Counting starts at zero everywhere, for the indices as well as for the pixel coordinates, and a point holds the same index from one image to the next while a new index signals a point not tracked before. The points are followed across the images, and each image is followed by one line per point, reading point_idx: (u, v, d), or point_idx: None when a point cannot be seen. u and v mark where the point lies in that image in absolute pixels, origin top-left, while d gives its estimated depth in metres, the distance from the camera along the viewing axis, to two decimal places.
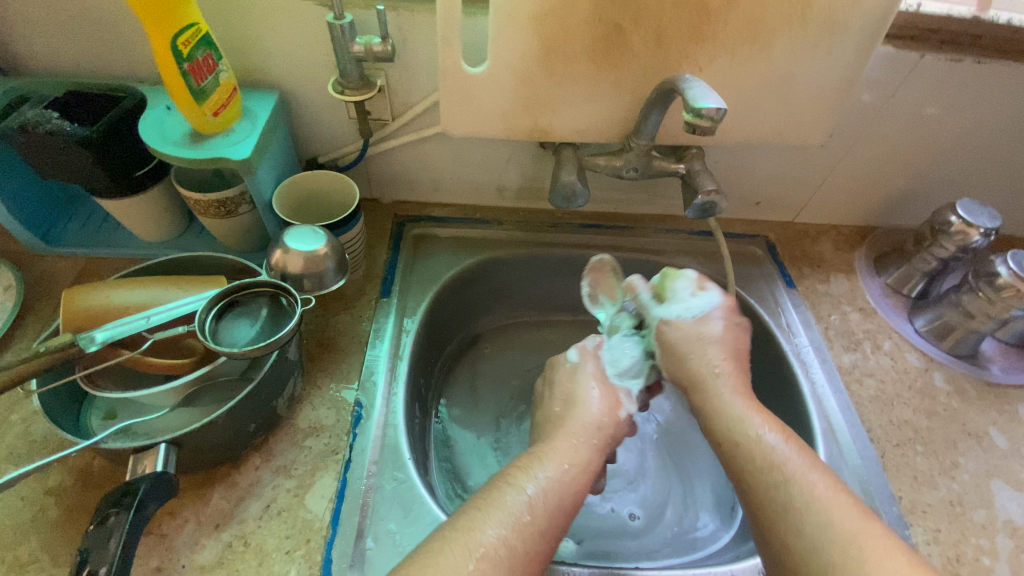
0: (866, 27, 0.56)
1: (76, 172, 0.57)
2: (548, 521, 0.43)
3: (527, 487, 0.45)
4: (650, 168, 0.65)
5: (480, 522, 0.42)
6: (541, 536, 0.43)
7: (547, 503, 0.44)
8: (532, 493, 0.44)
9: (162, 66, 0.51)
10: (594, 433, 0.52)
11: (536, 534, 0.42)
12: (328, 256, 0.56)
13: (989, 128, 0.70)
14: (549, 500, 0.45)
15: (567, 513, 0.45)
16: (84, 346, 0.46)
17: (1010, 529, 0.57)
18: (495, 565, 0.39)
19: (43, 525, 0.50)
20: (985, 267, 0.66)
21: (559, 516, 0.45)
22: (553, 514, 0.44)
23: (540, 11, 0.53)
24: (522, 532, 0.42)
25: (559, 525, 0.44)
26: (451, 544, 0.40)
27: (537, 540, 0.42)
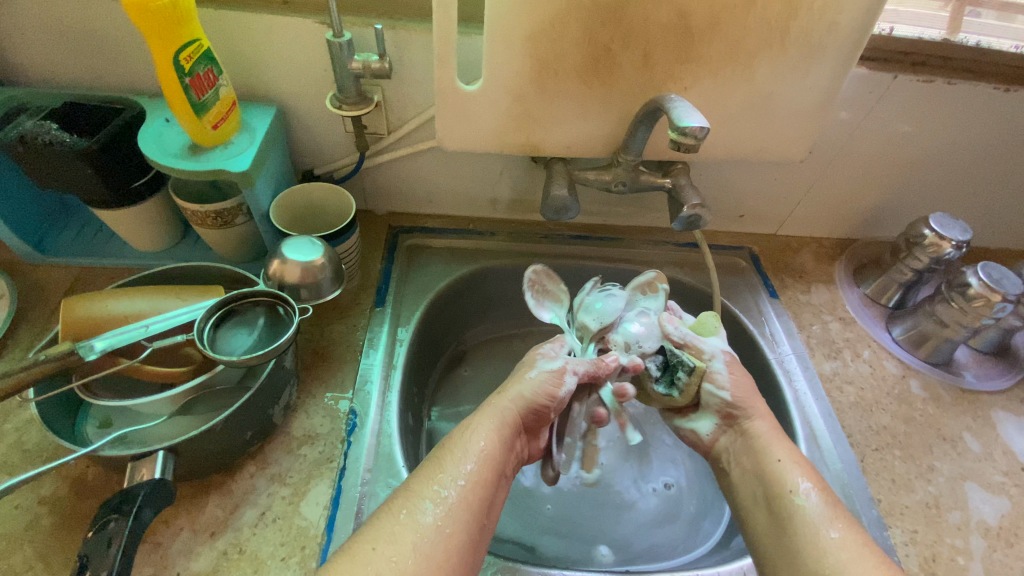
0: (840, 50, 0.59)
1: (73, 183, 0.58)
2: (473, 486, 0.45)
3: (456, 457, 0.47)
4: (637, 183, 0.67)
5: (413, 489, 0.45)
6: (475, 490, 0.45)
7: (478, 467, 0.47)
8: (473, 460, 0.47)
9: (164, 80, 0.52)
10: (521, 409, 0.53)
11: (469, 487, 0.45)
12: (324, 267, 0.57)
13: (959, 145, 0.74)
14: (468, 458, 0.47)
15: (491, 472, 0.47)
16: (83, 355, 0.46)
17: (983, 530, 0.60)
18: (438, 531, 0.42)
19: (37, 534, 0.50)
20: (957, 278, 0.69)
21: (482, 473, 0.47)
22: (471, 467, 0.47)
23: (532, 32, 0.55)
24: (461, 495, 0.44)
25: (489, 481, 0.47)
26: (385, 514, 0.43)
27: (464, 491, 0.45)
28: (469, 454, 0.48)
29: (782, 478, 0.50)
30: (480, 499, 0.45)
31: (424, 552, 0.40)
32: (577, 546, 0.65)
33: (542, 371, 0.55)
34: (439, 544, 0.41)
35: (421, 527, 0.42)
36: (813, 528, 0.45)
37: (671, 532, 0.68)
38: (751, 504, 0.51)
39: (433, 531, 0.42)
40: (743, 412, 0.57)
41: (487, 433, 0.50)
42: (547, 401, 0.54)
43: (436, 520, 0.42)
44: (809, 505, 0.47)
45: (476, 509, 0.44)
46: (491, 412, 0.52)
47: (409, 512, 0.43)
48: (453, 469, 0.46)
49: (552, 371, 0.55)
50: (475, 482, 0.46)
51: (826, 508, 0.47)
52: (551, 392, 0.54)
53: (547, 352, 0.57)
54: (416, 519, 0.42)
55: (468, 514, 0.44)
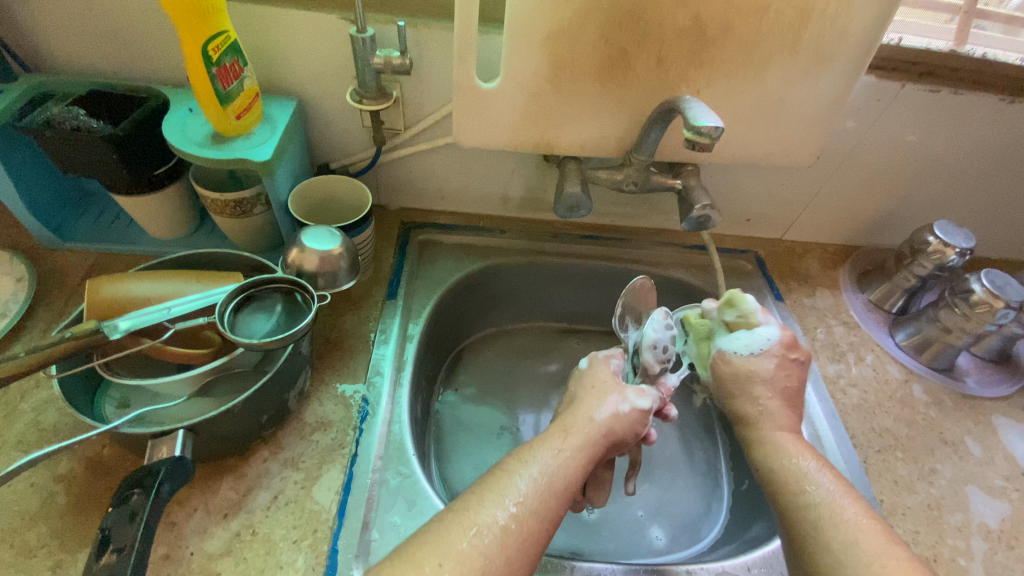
0: (851, 57, 0.60)
1: (96, 168, 0.59)
2: (548, 511, 0.44)
3: (527, 474, 0.45)
4: (648, 183, 0.68)
5: (483, 504, 0.43)
6: (544, 520, 0.43)
7: (553, 496, 0.44)
8: (538, 481, 0.45)
9: (192, 69, 0.54)
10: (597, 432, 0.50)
11: (541, 515, 0.43)
12: (341, 257, 0.59)
13: (963, 154, 0.75)
14: (548, 485, 0.45)
15: (565, 499, 0.45)
16: (108, 333, 0.47)
17: (983, 532, 0.61)
18: (498, 544, 0.40)
19: (51, 511, 0.51)
20: (961, 284, 0.70)
21: (554, 501, 0.44)
22: (548, 496, 0.44)
23: (551, 32, 0.56)
24: (530, 521, 0.42)
25: (556, 508, 0.44)
26: (450, 525, 0.41)
27: (531, 518, 0.42)
28: (547, 480, 0.45)
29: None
30: (549, 530, 0.43)
31: (458, 558, 0.39)
32: (632, 540, 0.67)
33: (633, 408, 0.52)
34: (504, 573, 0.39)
35: (486, 549, 0.40)
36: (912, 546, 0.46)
37: (695, 502, 0.72)
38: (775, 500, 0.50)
39: (497, 555, 0.40)
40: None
41: (570, 458, 0.47)
42: (625, 434, 0.51)
43: (498, 541, 0.40)
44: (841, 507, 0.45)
45: (545, 531, 0.43)
46: (575, 435, 0.49)
47: (477, 531, 0.41)
48: (524, 488, 0.44)
49: (644, 408, 0.53)
50: (549, 513, 0.44)
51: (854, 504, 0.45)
52: (630, 428, 0.52)
53: (637, 388, 0.55)
54: (483, 539, 0.40)
55: (534, 545, 0.42)
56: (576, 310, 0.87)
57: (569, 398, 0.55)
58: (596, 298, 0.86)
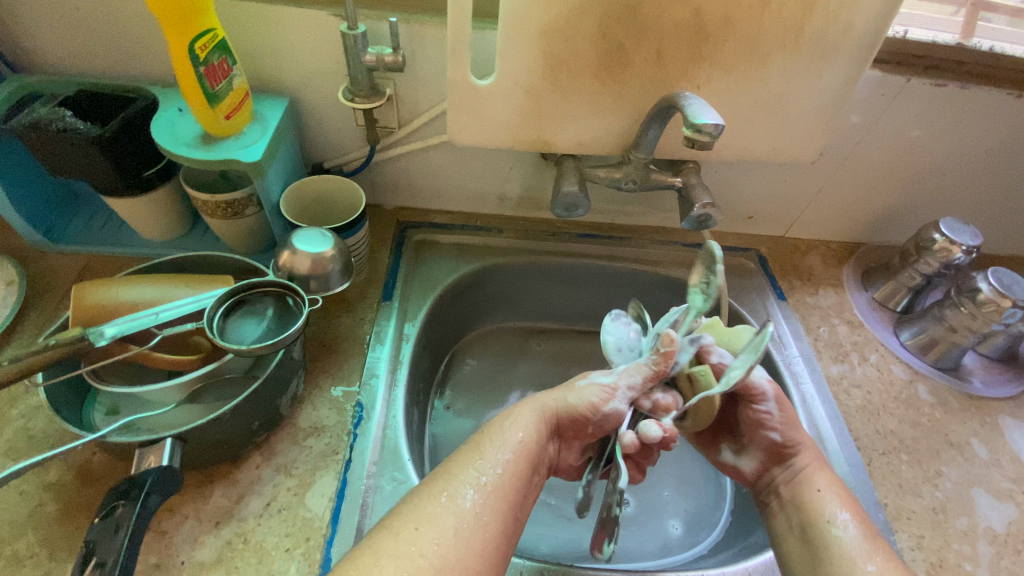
0: (855, 50, 0.58)
1: (83, 169, 0.58)
2: (515, 469, 0.45)
3: (492, 440, 0.46)
4: (648, 181, 0.67)
5: (453, 474, 0.44)
6: (511, 481, 0.44)
7: (515, 458, 0.45)
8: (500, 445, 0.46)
9: (178, 68, 0.52)
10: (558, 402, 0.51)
11: (508, 475, 0.44)
12: (334, 259, 0.57)
13: (970, 150, 0.74)
14: (509, 446, 0.46)
15: (528, 460, 0.46)
16: (93, 340, 0.46)
17: (990, 536, 0.59)
18: (470, 506, 0.41)
19: (41, 520, 0.50)
20: (967, 283, 0.68)
21: (518, 461, 0.45)
22: (511, 458, 0.45)
23: (546, 28, 0.55)
24: (497, 482, 0.43)
25: (521, 468, 0.45)
26: (423, 495, 0.42)
27: (501, 479, 0.44)
28: (506, 442, 0.46)
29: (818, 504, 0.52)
30: (516, 491, 0.44)
31: (435, 519, 0.40)
32: (652, 536, 0.67)
33: (593, 383, 0.51)
34: (475, 531, 0.40)
35: (461, 511, 0.41)
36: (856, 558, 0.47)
37: (702, 489, 0.72)
38: (785, 528, 0.53)
39: (470, 514, 0.41)
40: (794, 449, 0.56)
41: (526, 423, 0.48)
42: (589, 412, 0.50)
43: (468, 501, 0.42)
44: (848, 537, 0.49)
45: (513, 492, 0.44)
46: (532, 403, 0.50)
47: (449, 496, 0.42)
48: (488, 454, 0.45)
49: (603, 384, 0.51)
50: (514, 470, 0.45)
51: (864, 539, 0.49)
52: (596, 405, 0.50)
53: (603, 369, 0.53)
54: (456, 503, 0.41)
55: (503, 502, 0.43)
56: (575, 310, 0.86)
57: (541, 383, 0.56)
58: (595, 298, 0.85)
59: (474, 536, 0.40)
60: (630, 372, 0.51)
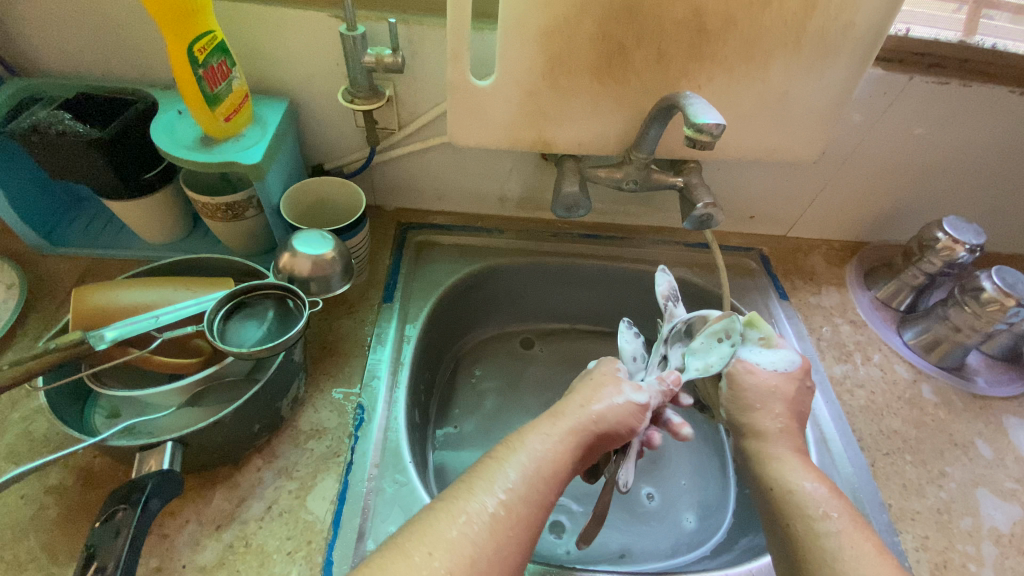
0: (857, 49, 0.58)
1: (84, 172, 0.58)
2: (541, 495, 0.43)
3: (520, 461, 0.44)
4: (649, 181, 0.67)
5: (473, 492, 0.42)
6: (532, 507, 0.42)
7: (540, 482, 0.43)
8: (525, 466, 0.44)
9: (177, 71, 0.52)
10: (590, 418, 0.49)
11: (531, 501, 0.42)
12: (334, 261, 0.57)
13: (973, 148, 0.73)
14: (536, 470, 0.44)
15: (554, 484, 0.44)
16: (93, 344, 0.46)
17: (995, 537, 0.59)
18: (487, 533, 0.39)
19: (43, 523, 0.50)
20: (971, 282, 0.68)
21: (544, 485, 0.44)
22: (537, 482, 0.43)
23: (546, 28, 0.55)
24: (519, 512, 0.41)
25: (545, 494, 0.43)
26: (440, 516, 0.40)
27: (524, 503, 0.42)
28: (536, 465, 0.44)
29: (802, 503, 0.46)
30: (539, 516, 0.42)
31: (444, 541, 0.38)
32: (665, 533, 0.68)
33: (629, 401, 0.51)
34: (494, 561, 0.38)
35: (477, 537, 0.39)
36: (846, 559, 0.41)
37: (711, 485, 0.72)
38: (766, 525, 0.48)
39: (488, 542, 0.39)
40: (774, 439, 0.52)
41: (559, 442, 0.46)
42: (623, 430, 0.50)
43: (489, 527, 0.39)
44: (830, 532, 0.43)
45: (536, 518, 0.42)
46: (568, 419, 0.48)
47: (468, 519, 0.40)
48: (513, 475, 0.43)
49: (639, 404, 0.51)
50: (538, 497, 0.43)
51: (850, 533, 0.43)
52: (630, 425, 0.51)
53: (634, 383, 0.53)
54: (473, 528, 0.39)
55: (524, 530, 0.41)
56: (576, 311, 0.86)
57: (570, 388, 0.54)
58: (597, 298, 0.85)
59: (490, 563, 0.38)
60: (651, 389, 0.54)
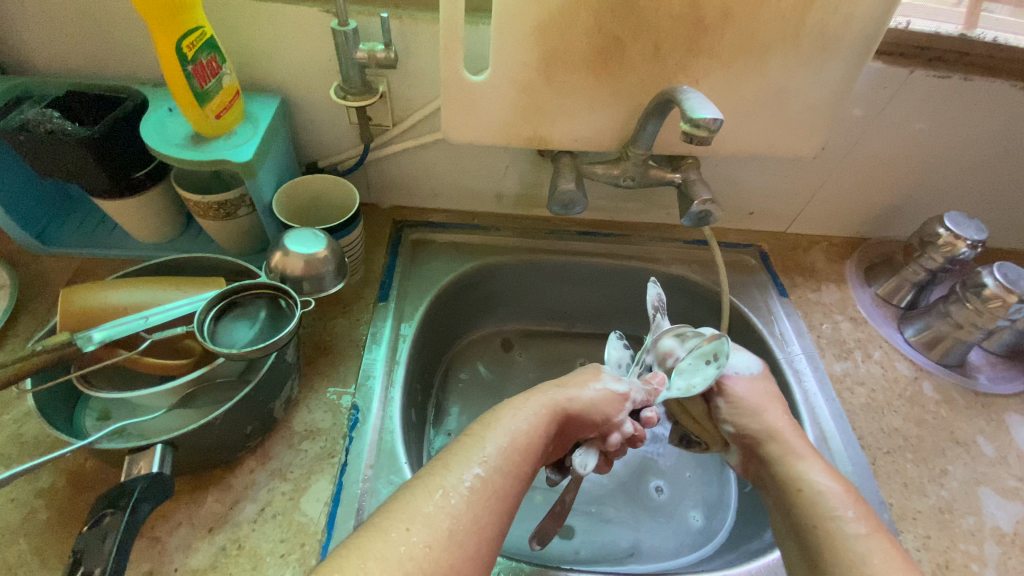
0: (857, 42, 0.57)
1: (74, 172, 0.57)
2: (518, 469, 0.42)
3: (496, 436, 0.44)
4: (646, 177, 0.66)
5: (450, 468, 0.41)
6: (508, 480, 0.41)
7: (516, 456, 0.43)
8: (501, 441, 0.43)
9: (166, 67, 0.52)
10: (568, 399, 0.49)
11: (508, 473, 0.42)
12: (327, 260, 0.56)
13: (975, 143, 0.72)
14: (512, 444, 0.43)
15: (530, 458, 0.44)
16: (81, 346, 0.46)
17: (997, 536, 0.58)
18: (463, 506, 0.39)
19: (33, 527, 0.50)
20: (972, 278, 0.67)
21: (521, 460, 0.43)
22: (513, 455, 0.43)
23: (540, 22, 0.54)
24: (495, 486, 0.41)
25: (521, 468, 0.43)
26: (417, 492, 0.39)
27: (501, 476, 0.41)
28: (513, 438, 0.44)
29: (816, 500, 0.47)
30: (515, 490, 0.42)
31: (423, 516, 0.37)
32: (671, 532, 0.68)
33: (608, 390, 0.51)
34: (473, 532, 0.38)
35: (455, 510, 0.38)
36: (857, 555, 0.42)
37: (714, 482, 0.73)
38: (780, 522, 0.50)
39: (465, 514, 0.38)
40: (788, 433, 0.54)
41: (535, 417, 0.46)
42: (600, 417, 0.50)
43: (467, 500, 0.39)
44: (847, 532, 0.44)
45: (513, 492, 0.41)
46: (542, 397, 0.48)
47: (445, 493, 0.39)
48: (489, 449, 0.43)
49: (617, 392, 0.52)
50: (515, 469, 0.42)
51: (866, 532, 0.44)
52: (607, 412, 0.50)
53: (613, 374, 0.54)
54: (450, 501, 0.39)
55: (502, 502, 0.40)
56: (574, 309, 0.85)
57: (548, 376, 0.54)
58: (595, 296, 0.84)
59: (468, 536, 0.37)
60: (634, 386, 0.54)
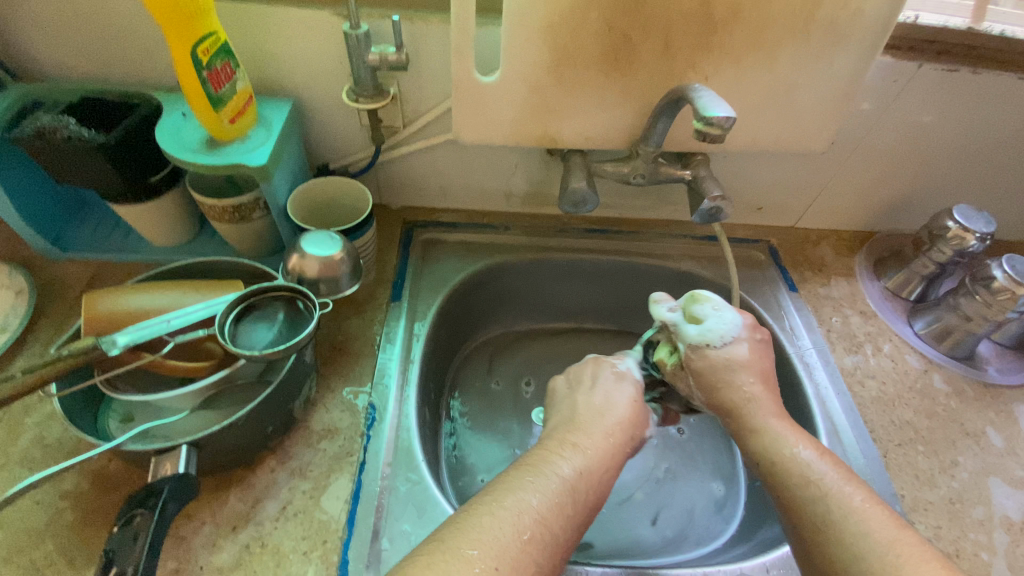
0: (867, 36, 0.57)
1: (90, 177, 0.57)
2: (584, 498, 0.44)
3: (562, 469, 0.44)
4: (656, 175, 0.66)
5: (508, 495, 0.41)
6: (569, 517, 0.42)
7: (581, 492, 0.44)
8: (567, 477, 0.44)
9: (182, 74, 0.52)
10: (619, 432, 0.50)
11: (566, 513, 0.42)
12: (343, 261, 0.57)
13: (983, 134, 0.72)
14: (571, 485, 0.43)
15: (589, 498, 0.44)
16: (106, 350, 0.47)
17: (1008, 526, 0.59)
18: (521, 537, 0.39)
19: (60, 528, 0.51)
20: (982, 270, 0.67)
21: (581, 498, 0.43)
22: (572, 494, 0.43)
23: (551, 23, 0.54)
24: (558, 519, 0.41)
25: (580, 506, 0.43)
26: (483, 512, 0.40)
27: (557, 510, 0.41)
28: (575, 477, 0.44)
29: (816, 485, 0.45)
30: (569, 529, 0.42)
31: (494, 540, 0.38)
32: (699, 499, 0.70)
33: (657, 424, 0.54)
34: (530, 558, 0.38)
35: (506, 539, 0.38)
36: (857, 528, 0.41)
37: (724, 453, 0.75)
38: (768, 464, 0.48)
39: (523, 552, 0.38)
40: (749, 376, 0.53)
41: (595, 454, 0.47)
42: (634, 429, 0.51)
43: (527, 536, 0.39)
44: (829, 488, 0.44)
45: (577, 520, 0.43)
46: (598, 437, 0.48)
47: (511, 523, 0.39)
48: (548, 483, 0.43)
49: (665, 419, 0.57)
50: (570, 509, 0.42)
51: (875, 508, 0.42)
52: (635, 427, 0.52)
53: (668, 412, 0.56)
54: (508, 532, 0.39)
55: (555, 540, 0.40)
56: (583, 306, 0.86)
57: (579, 395, 0.54)
58: (604, 294, 0.84)
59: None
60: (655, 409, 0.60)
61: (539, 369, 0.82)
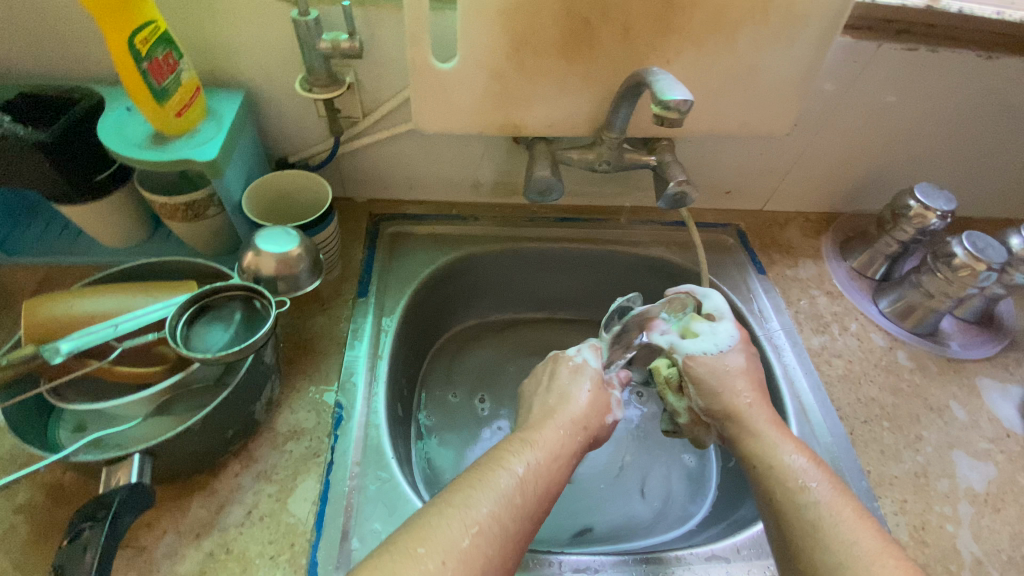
0: (825, 17, 0.57)
1: (30, 177, 0.55)
2: (537, 492, 0.44)
3: (514, 466, 0.44)
4: (622, 161, 0.66)
5: (468, 498, 0.41)
6: (527, 517, 0.42)
7: (536, 488, 0.44)
8: (523, 476, 0.44)
9: (120, 67, 0.49)
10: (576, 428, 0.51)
11: (521, 511, 0.42)
12: (301, 258, 0.55)
13: (943, 113, 0.73)
14: (528, 483, 0.43)
15: (544, 495, 0.44)
16: (48, 358, 0.46)
17: (970, 497, 0.61)
18: (485, 540, 0.39)
19: (13, 545, 0.49)
20: (942, 248, 0.68)
21: (535, 495, 0.44)
22: (530, 494, 0.43)
23: (507, 8, 0.53)
24: (510, 512, 0.41)
25: (535, 502, 0.43)
26: (444, 515, 0.40)
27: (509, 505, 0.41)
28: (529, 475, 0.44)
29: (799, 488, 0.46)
30: (524, 526, 0.42)
31: (443, 540, 0.38)
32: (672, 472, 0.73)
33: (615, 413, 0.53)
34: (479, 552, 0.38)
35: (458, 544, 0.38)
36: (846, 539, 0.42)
37: None
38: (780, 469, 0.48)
39: (474, 551, 0.38)
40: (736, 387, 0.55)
41: (548, 449, 0.47)
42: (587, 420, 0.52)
43: (477, 538, 0.39)
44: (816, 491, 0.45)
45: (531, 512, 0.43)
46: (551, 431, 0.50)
47: (466, 524, 0.39)
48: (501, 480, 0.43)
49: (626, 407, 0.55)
50: (522, 504, 0.42)
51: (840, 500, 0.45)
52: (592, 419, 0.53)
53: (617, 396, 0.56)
54: (458, 535, 0.38)
55: (507, 540, 0.40)
56: (555, 295, 0.85)
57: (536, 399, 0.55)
58: (576, 283, 0.84)
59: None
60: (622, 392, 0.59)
61: (512, 362, 0.82)
